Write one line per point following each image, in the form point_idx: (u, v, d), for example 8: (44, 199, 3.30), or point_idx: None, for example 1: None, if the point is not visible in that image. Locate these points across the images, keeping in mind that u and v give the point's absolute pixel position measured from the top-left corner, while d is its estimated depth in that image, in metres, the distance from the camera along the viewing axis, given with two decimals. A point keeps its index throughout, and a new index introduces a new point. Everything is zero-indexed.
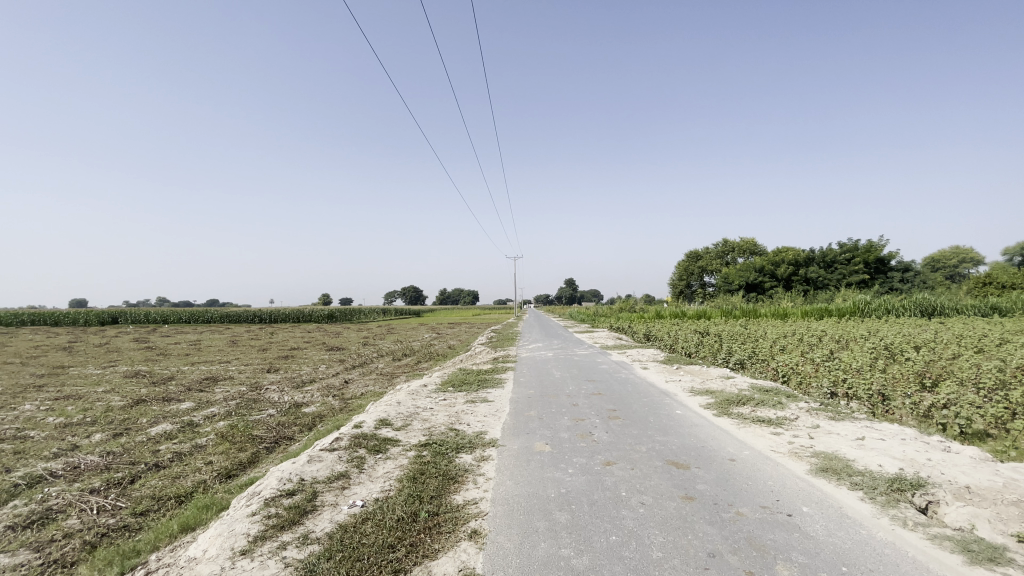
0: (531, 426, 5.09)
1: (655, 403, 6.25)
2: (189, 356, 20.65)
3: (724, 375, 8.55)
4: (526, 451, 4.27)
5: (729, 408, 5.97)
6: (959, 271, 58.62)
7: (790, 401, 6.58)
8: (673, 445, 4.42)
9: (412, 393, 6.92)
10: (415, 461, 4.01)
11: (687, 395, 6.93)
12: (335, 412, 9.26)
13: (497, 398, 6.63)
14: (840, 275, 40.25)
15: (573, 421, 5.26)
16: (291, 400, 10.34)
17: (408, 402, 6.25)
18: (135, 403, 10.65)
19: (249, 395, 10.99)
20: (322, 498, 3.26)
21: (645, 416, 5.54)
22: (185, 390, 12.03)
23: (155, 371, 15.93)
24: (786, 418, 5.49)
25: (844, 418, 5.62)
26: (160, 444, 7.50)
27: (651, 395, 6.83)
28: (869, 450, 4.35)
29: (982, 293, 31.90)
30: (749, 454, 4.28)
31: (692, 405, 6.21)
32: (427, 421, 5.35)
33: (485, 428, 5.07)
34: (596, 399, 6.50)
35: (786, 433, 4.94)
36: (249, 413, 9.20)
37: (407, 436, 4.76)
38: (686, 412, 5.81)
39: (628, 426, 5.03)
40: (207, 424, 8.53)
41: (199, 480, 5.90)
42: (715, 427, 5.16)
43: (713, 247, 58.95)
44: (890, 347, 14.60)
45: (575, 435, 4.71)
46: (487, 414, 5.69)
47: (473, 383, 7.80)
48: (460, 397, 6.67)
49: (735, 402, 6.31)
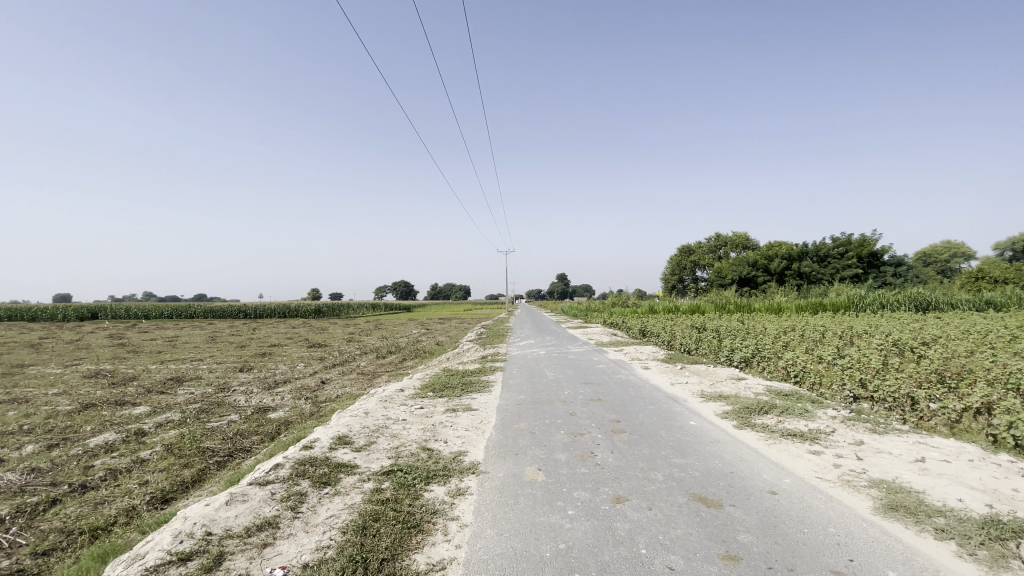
0: (520, 444, 4.21)
1: (664, 412, 5.39)
2: (161, 353, 19.50)
3: (734, 375, 7.72)
4: (513, 482, 3.38)
5: (750, 418, 5.11)
6: (949, 267, 58.49)
7: (819, 409, 5.74)
8: (696, 472, 3.55)
9: (384, 400, 6.02)
10: (370, 499, 3.11)
11: (697, 400, 6.07)
12: (304, 418, 8.33)
13: (482, 406, 5.74)
14: (833, 270, 39.83)
15: (571, 437, 4.38)
16: (258, 404, 9.40)
17: (377, 412, 5.34)
18: (85, 407, 9.64)
19: (213, 398, 10.03)
20: (228, 563, 2.36)
21: (655, 429, 4.68)
22: (145, 392, 11.04)
23: (120, 370, 14.89)
24: (822, 431, 4.63)
25: (888, 431, 4.79)
26: (94, 460, 6.54)
27: (657, 400, 5.98)
28: (937, 478, 3.53)
29: (976, 288, 31.51)
30: (792, 484, 3.42)
31: (706, 414, 5.34)
32: (396, 438, 4.45)
33: (466, 447, 4.19)
34: (596, 406, 5.63)
35: (828, 452, 4.09)
36: (207, 420, 8.25)
37: (367, 460, 3.85)
38: (701, 424, 4.95)
39: (637, 445, 4.17)
40: (156, 434, 7.59)
41: (126, 507, 4.97)
42: (740, 443, 4.32)
43: (705, 242, 58.36)
44: (898, 343, 13.86)
45: (574, 457, 3.84)
46: (468, 428, 4.79)
47: (455, 387, 6.89)
48: (438, 406, 5.77)
49: (755, 409, 5.47)
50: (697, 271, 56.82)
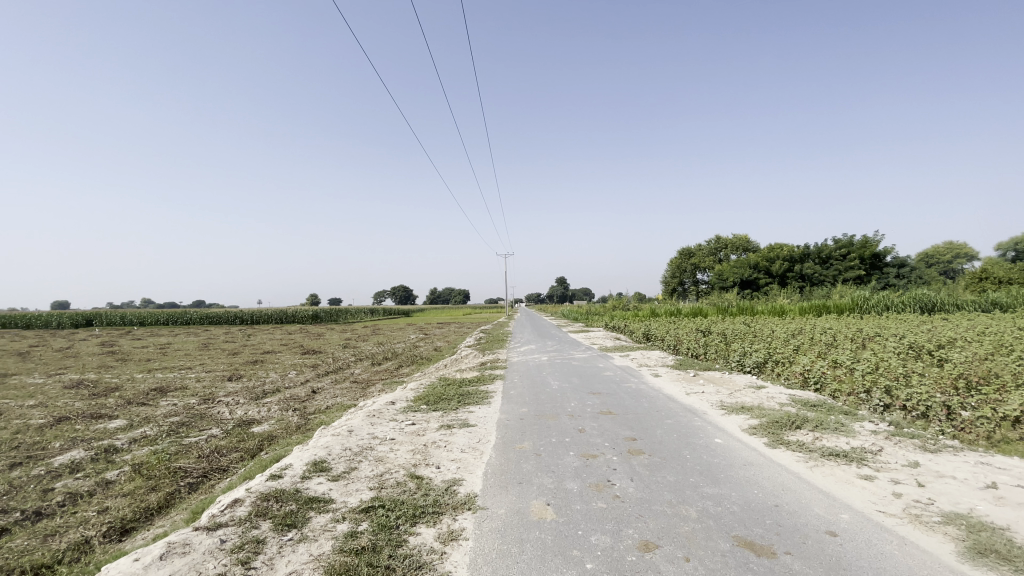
0: (524, 470, 3.64)
1: (684, 428, 4.80)
2: (150, 361, 18.84)
3: (752, 383, 7.13)
4: (516, 522, 2.81)
5: (782, 434, 4.54)
6: (952, 268, 57.87)
7: (854, 422, 5.16)
8: (735, 507, 2.98)
9: (372, 415, 5.43)
10: (341, 549, 2.53)
11: (718, 413, 5.47)
12: (289, 432, 7.74)
13: (481, 422, 5.15)
14: (835, 271, 39.33)
15: (582, 460, 3.81)
16: (242, 416, 8.82)
17: (363, 431, 4.76)
18: (58, 421, 9.05)
19: (195, 410, 9.44)
20: None
21: (677, 450, 4.10)
22: (125, 403, 10.45)
23: (105, 379, 14.30)
24: (868, 452, 4.05)
25: (940, 449, 4.21)
26: (56, 481, 5.96)
27: (674, 413, 5.40)
28: (1020, 509, 2.96)
29: (980, 288, 31.00)
30: (852, 522, 2.84)
31: (731, 430, 4.77)
32: (381, 463, 3.87)
33: (460, 474, 3.61)
34: (607, 420, 5.05)
35: (882, 478, 3.52)
36: (185, 435, 7.66)
37: (345, 493, 3.28)
38: (727, 442, 4.37)
39: (660, 470, 3.60)
40: (129, 452, 7.01)
41: (78, 540, 4.38)
42: (777, 466, 3.75)
43: (704, 245, 57.61)
44: (914, 346, 13.26)
45: (588, 487, 3.28)
46: (464, 449, 4.21)
47: (452, 399, 6.32)
48: (432, 422, 5.18)
49: (786, 423, 4.87)
50: (698, 273, 56.35)
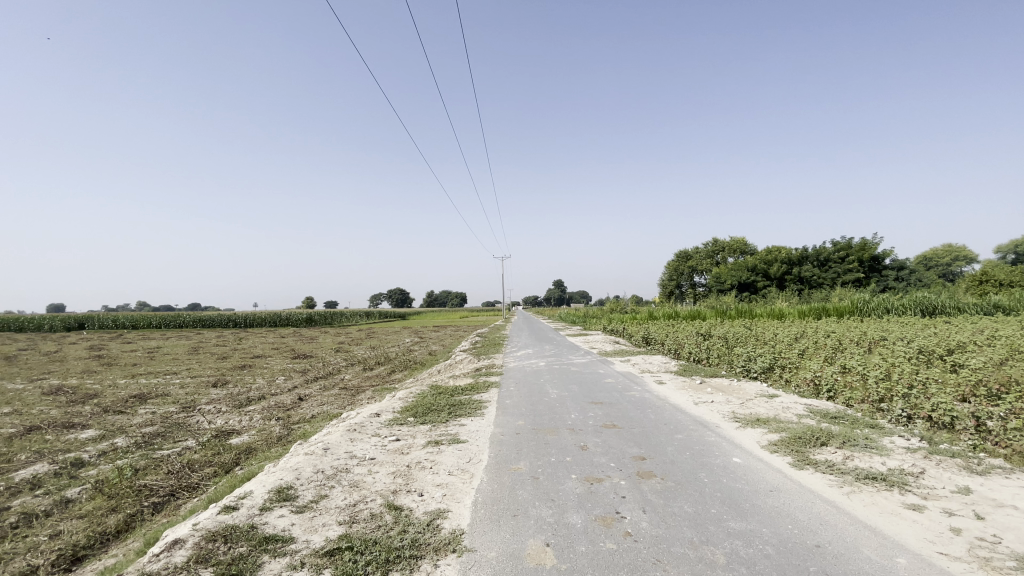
0: (520, 499, 3.16)
1: (698, 445, 4.31)
2: (136, 366, 18.24)
3: (764, 392, 6.66)
4: (510, 570, 2.33)
5: (808, 453, 4.06)
6: (950, 271, 57.56)
7: (884, 438, 4.70)
8: (770, 549, 2.50)
9: (353, 429, 4.94)
10: None
11: (733, 426, 5.00)
12: (270, 445, 7.24)
13: (473, 437, 4.67)
14: (834, 274, 38.97)
15: (585, 486, 3.35)
16: (222, 426, 8.31)
17: (341, 449, 4.27)
18: (27, 430, 8.51)
19: (173, 419, 8.92)
20: None
21: (693, 473, 3.63)
22: (101, 411, 9.90)
23: (85, 385, 13.74)
24: (909, 478, 3.59)
25: (989, 471, 3.74)
26: (10, 499, 5.45)
27: (685, 427, 4.93)
28: None
29: (980, 291, 30.70)
30: (911, 569, 2.36)
31: (749, 447, 4.30)
32: (357, 489, 3.39)
33: (446, 505, 3.13)
34: (612, 435, 4.58)
35: (932, 509, 3.06)
36: (158, 448, 7.15)
37: (310, 528, 2.80)
38: (748, 462, 3.90)
39: (677, 499, 3.13)
40: (95, 466, 6.49)
41: (19, 572, 3.89)
42: (808, 495, 3.28)
43: (702, 247, 57.08)
44: (923, 351, 12.81)
45: (596, 522, 2.80)
46: (452, 471, 3.73)
47: (442, 410, 5.84)
48: (418, 437, 4.69)
49: (810, 439, 4.41)
50: (696, 276, 56.00)
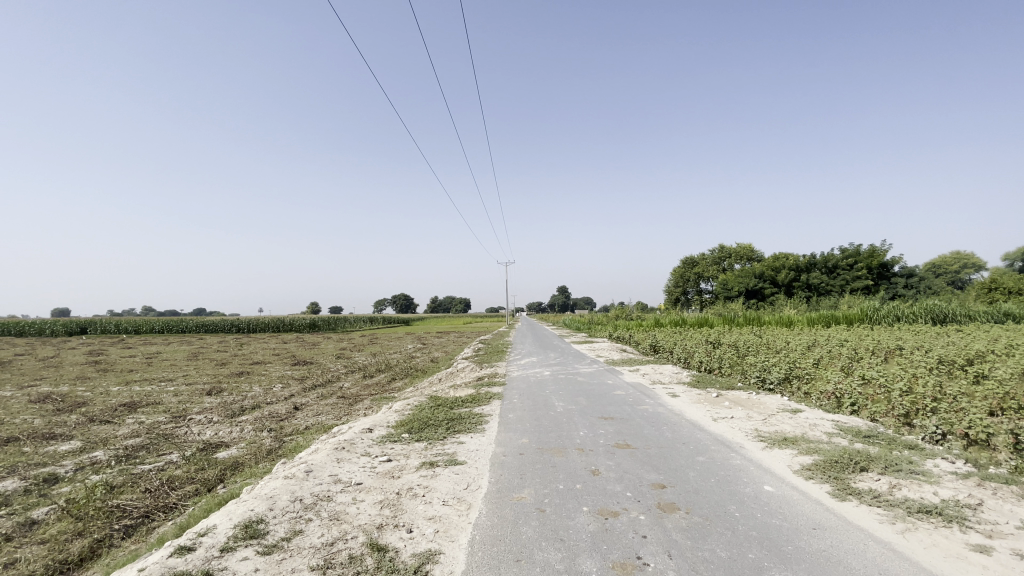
0: (522, 540, 2.71)
1: (723, 470, 3.86)
2: (132, 373, 17.85)
3: (786, 407, 6.20)
4: None
5: (848, 480, 3.60)
6: (960, 278, 56.52)
7: (927, 462, 4.21)
8: None
9: (342, 448, 4.53)
10: None
11: (759, 447, 4.55)
12: (258, 459, 6.83)
13: (472, 457, 4.24)
14: (842, 281, 38.19)
15: (599, 522, 2.91)
16: (209, 439, 7.90)
17: (324, 472, 3.84)
18: (6, 442, 8.13)
19: (160, 431, 8.53)
20: None
21: (721, 505, 3.18)
22: (87, 421, 9.52)
23: (76, 393, 13.38)
24: (968, 512, 3.12)
25: None
26: None
27: (706, 448, 4.47)
28: None
29: (990, 299, 30.04)
30: None
31: (780, 473, 3.84)
32: (337, 523, 2.96)
33: (437, 545, 2.69)
34: (626, 457, 4.13)
35: (1006, 552, 2.59)
36: (139, 463, 6.75)
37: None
38: (783, 492, 3.45)
39: (707, 540, 2.68)
40: (69, 483, 6.09)
41: None
42: (858, 535, 2.83)
43: (709, 253, 56.36)
44: (944, 361, 12.24)
45: (613, 572, 2.35)
46: (448, 500, 3.30)
47: (440, 425, 5.41)
48: (412, 458, 4.26)
49: (847, 463, 3.96)
50: (702, 283, 55.42)
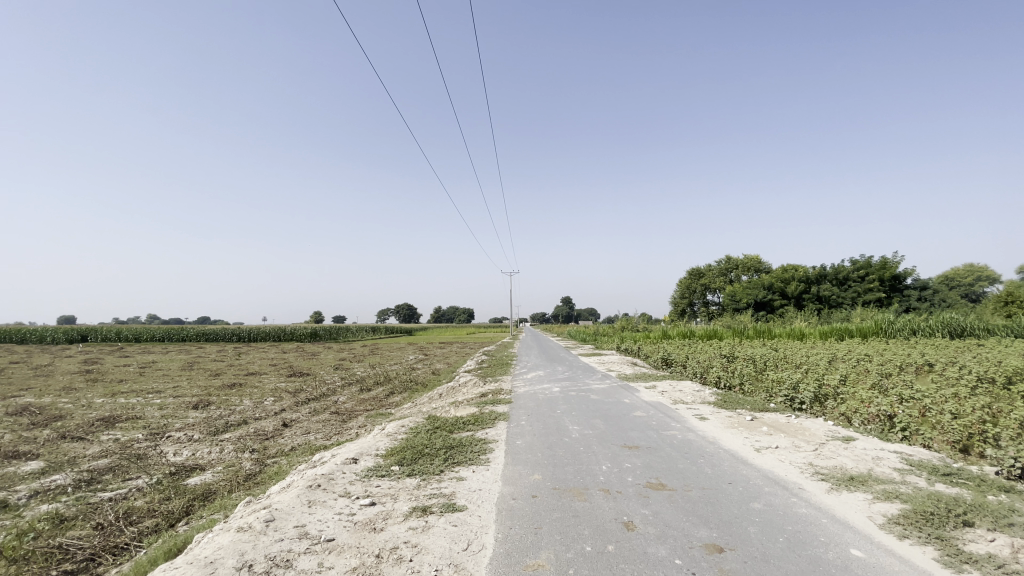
0: None
1: (787, 525, 3.05)
2: (122, 384, 17.04)
3: (836, 434, 5.38)
4: None
5: (959, 545, 2.77)
6: (972, 289, 54.82)
7: None
8: None
9: (317, 484, 3.76)
10: None
11: (822, 489, 3.73)
12: (233, 487, 6.04)
13: (474, 501, 3.46)
14: (853, 293, 37.18)
15: None
16: (183, 462, 7.11)
17: (286, 523, 3.06)
18: None
19: (133, 450, 7.75)
20: None
21: None
22: (58, 438, 8.77)
23: (57, 405, 12.61)
24: None
25: None
26: None
27: (759, 491, 3.66)
28: None
29: (1008, 313, 28.95)
30: None
31: (863, 530, 3.02)
32: None
33: None
34: (665, 504, 3.33)
35: None
36: (99, 490, 5.96)
37: None
38: (879, 561, 2.62)
39: None
40: (14, 514, 5.31)
41: None
42: None
43: (715, 265, 55.39)
44: (982, 379, 11.27)
45: None
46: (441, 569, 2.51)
47: (437, 456, 4.61)
48: (400, 500, 3.48)
49: (944, 518, 3.14)
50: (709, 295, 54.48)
